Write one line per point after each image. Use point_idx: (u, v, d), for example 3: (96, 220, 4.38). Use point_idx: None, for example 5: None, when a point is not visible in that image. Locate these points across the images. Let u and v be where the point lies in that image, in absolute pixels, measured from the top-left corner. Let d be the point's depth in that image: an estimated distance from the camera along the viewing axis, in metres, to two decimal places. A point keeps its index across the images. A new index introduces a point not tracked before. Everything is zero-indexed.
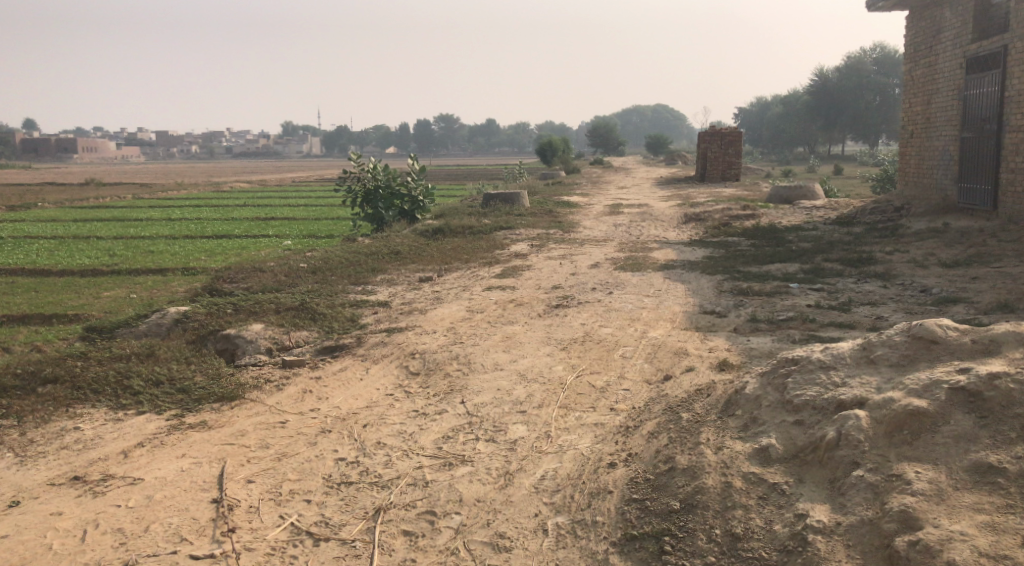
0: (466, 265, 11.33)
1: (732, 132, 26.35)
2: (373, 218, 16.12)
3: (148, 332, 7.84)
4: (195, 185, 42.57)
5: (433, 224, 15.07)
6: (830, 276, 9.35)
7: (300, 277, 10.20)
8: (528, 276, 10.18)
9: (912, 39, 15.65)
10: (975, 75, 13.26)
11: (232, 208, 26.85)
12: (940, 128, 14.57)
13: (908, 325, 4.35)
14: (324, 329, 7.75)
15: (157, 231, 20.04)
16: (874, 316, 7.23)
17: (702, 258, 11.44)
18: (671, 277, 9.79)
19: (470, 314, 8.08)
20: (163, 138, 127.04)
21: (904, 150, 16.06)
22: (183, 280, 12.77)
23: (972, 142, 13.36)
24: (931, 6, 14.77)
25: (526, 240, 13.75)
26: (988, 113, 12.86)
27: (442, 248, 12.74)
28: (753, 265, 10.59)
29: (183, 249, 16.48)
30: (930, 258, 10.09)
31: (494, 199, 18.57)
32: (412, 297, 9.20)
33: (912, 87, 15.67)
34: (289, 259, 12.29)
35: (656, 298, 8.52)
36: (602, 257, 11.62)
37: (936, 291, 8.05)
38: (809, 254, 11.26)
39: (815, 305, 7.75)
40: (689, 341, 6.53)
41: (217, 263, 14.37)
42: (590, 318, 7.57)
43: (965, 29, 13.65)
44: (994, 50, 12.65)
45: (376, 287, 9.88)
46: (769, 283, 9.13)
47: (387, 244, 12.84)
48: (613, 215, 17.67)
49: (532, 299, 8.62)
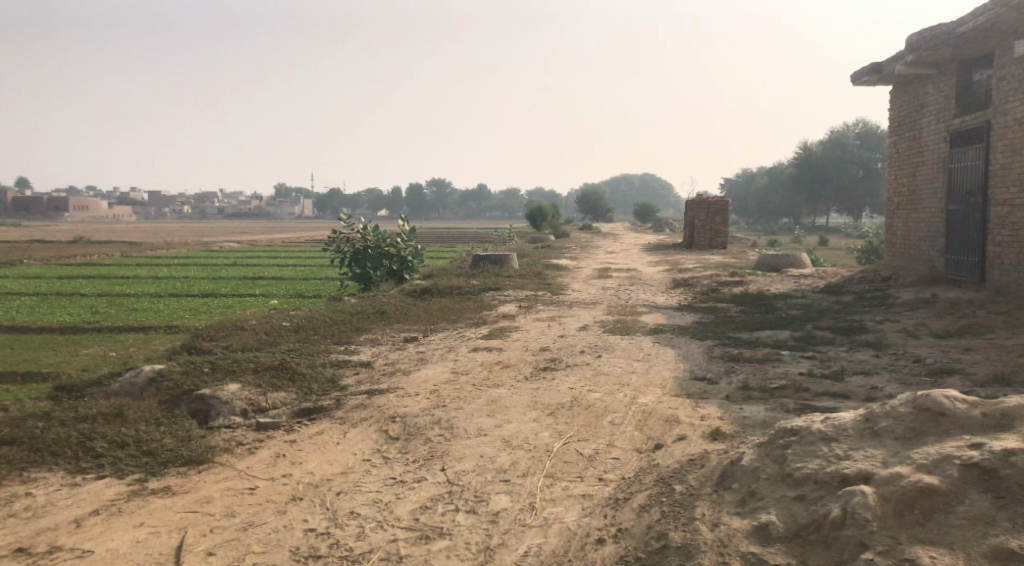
0: (452, 326, 11.12)
1: (719, 201, 26.61)
2: (360, 278, 15.95)
3: (119, 391, 7.53)
4: (183, 244, 42.45)
5: (421, 284, 14.91)
6: (821, 345, 9.19)
7: (282, 336, 9.95)
8: (515, 337, 9.99)
9: (896, 114, 15.91)
10: (960, 149, 13.43)
11: (221, 267, 26.70)
12: (926, 201, 14.69)
13: (913, 396, 4.18)
14: (302, 390, 7.47)
15: (143, 289, 19.81)
16: (869, 386, 7.04)
17: (691, 323, 11.30)
18: (661, 342, 9.61)
19: (454, 376, 7.83)
20: (154, 196, 127.44)
21: (890, 221, 16.14)
22: (164, 339, 12.47)
23: (959, 215, 13.45)
24: (914, 82, 15.06)
25: (514, 301, 13.59)
26: (973, 187, 12.99)
27: (429, 308, 12.55)
28: (743, 331, 10.46)
29: (168, 307, 16.23)
30: (922, 328, 9.99)
31: (482, 260, 18.49)
32: (396, 358, 8.95)
33: (897, 161, 15.85)
34: (273, 318, 12.06)
35: (646, 363, 8.31)
36: (591, 319, 11.47)
37: (931, 361, 7.90)
38: (799, 321, 11.16)
39: (807, 374, 7.56)
40: (680, 408, 6.31)
41: (200, 322, 14.10)
42: (578, 382, 7.34)
43: (948, 104, 13.89)
44: (977, 125, 12.86)
45: (360, 347, 9.64)
46: (760, 349, 8.97)
47: (373, 303, 12.63)
48: (602, 279, 17.61)
49: (519, 362, 8.40)
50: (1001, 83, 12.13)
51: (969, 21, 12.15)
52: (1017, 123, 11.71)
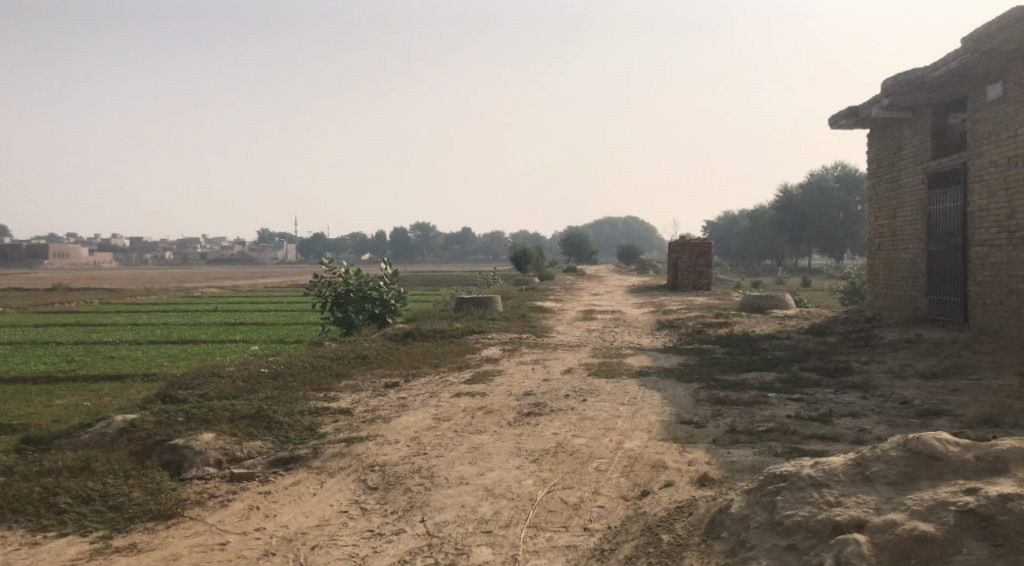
0: (435, 370, 10.96)
1: (702, 243, 26.73)
2: (342, 322, 15.80)
3: (89, 442, 7.30)
4: (164, 291, 42.02)
5: (403, 328, 14.76)
6: (807, 386, 9.11)
7: (260, 383, 9.75)
8: (498, 381, 9.84)
9: (874, 156, 16.11)
10: (938, 191, 13.57)
11: (202, 313, 26.42)
12: (907, 242, 14.79)
13: (903, 439, 4.11)
14: (279, 439, 7.26)
15: (120, 336, 19.47)
16: (857, 429, 6.95)
17: (677, 365, 11.20)
18: (647, 385, 9.49)
19: (436, 422, 7.66)
20: (137, 242, 126.81)
21: (872, 262, 16.23)
22: (139, 388, 12.20)
23: (939, 255, 13.55)
24: (891, 125, 15.30)
25: (497, 345, 13.45)
26: (952, 227, 13.11)
27: (411, 353, 12.38)
28: (729, 373, 10.37)
29: (145, 354, 15.93)
30: (907, 369, 9.94)
31: (466, 303, 18.36)
32: (376, 404, 8.77)
33: (877, 202, 16.00)
34: (252, 364, 11.85)
35: (631, 407, 8.18)
36: (575, 363, 11.35)
37: (918, 402, 7.83)
38: (784, 362, 11.09)
39: (795, 417, 7.45)
40: (667, 453, 6.18)
41: (178, 370, 13.83)
42: (563, 427, 7.19)
43: (924, 146, 14.10)
44: (954, 166, 13.04)
45: (340, 393, 9.44)
46: (746, 392, 8.87)
47: (353, 348, 12.45)
48: (586, 322, 17.53)
49: (502, 407, 8.24)
50: (976, 126, 12.33)
51: (942, 66, 12.39)
52: (993, 165, 11.87)
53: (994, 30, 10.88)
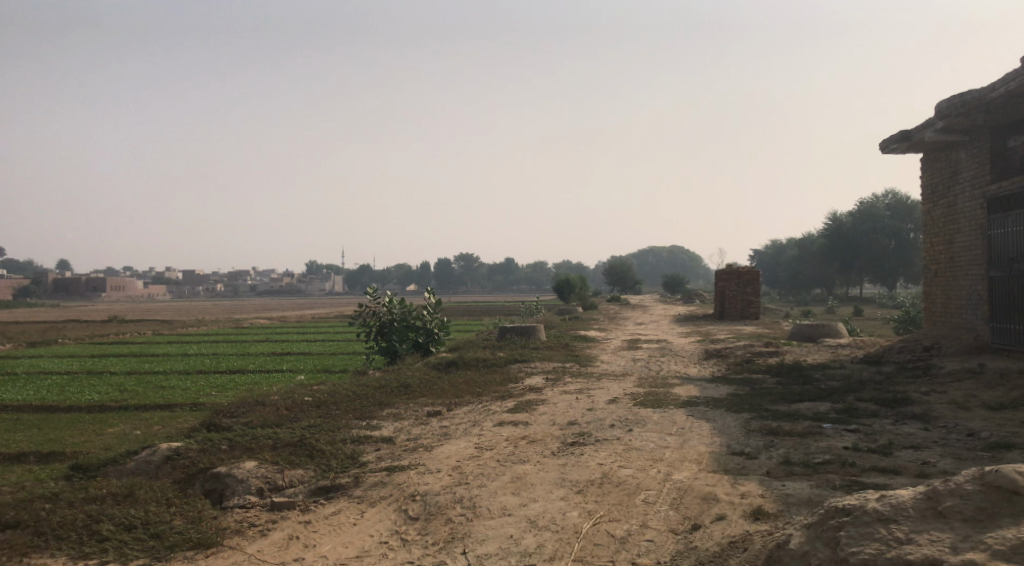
0: (478, 399, 10.82)
1: (749, 272, 26.24)
2: (386, 352, 15.79)
3: (134, 470, 7.34)
4: (215, 322, 42.87)
5: (446, 357, 14.69)
6: (865, 417, 8.73)
7: (304, 411, 9.72)
8: (543, 410, 9.65)
9: (929, 182, 15.65)
10: (999, 215, 13.09)
11: (251, 344, 26.77)
12: (966, 269, 14.27)
13: (979, 471, 3.84)
14: (321, 468, 7.19)
15: (172, 366, 19.82)
16: (920, 461, 6.59)
17: (726, 395, 10.89)
18: (695, 415, 9.21)
19: (479, 451, 7.51)
20: (190, 275, 130.10)
21: (929, 290, 15.69)
22: (188, 416, 12.30)
23: (1002, 282, 13.00)
24: (945, 149, 14.86)
25: (541, 374, 13.27)
26: (1014, 253, 12.60)
27: (455, 381, 12.28)
28: (781, 404, 10.02)
29: (195, 384, 16.13)
30: (972, 400, 9.47)
31: (510, 331, 18.24)
32: (418, 433, 8.65)
33: (933, 228, 15.51)
34: (297, 392, 11.87)
35: (680, 437, 7.92)
36: (621, 392, 11.10)
37: (985, 435, 7.43)
38: (839, 392, 10.69)
39: (853, 449, 7.11)
40: (718, 485, 5.92)
41: (226, 398, 13.94)
42: (609, 458, 6.98)
43: (982, 170, 13.64)
44: (1015, 190, 12.57)
45: (382, 422, 9.37)
46: (800, 423, 8.54)
47: (397, 377, 12.39)
48: (631, 351, 17.25)
49: (547, 437, 8.05)
50: None
51: (1000, 86, 12.01)
52: None
53: None
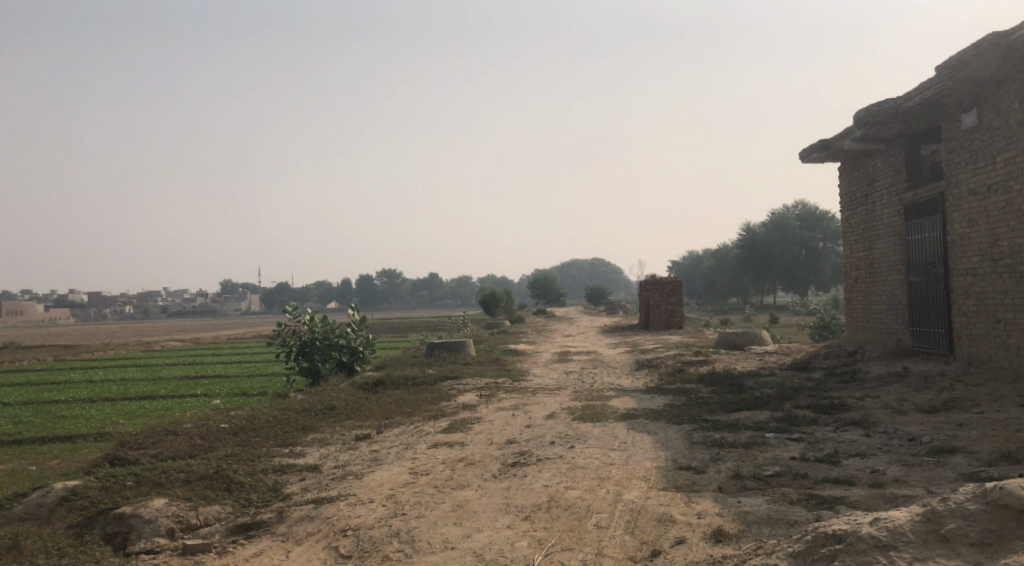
0: (408, 419, 10.28)
1: (672, 282, 26.47)
2: (309, 372, 15.03)
3: (24, 516, 6.56)
4: (124, 345, 40.72)
5: (373, 376, 14.06)
6: (805, 425, 8.60)
7: (221, 439, 8.99)
8: (478, 429, 9.20)
9: (847, 190, 15.98)
10: (915, 221, 13.40)
11: (162, 368, 25.31)
12: (885, 274, 14.57)
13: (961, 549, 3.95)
14: (239, 502, 6.53)
15: (75, 394, 18.46)
16: (870, 470, 6.44)
17: (664, 406, 10.66)
18: (636, 428, 8.90)
19: (414, 477, 7.00)
20: (95, 297, 124.08)
21: (849, 295, 15.98)
22: (91, 449, 11.30)
23: (921, 286, 13.30)
24: (863, 157, 15.18)
25: (473, 390, 12.82)
26: (932, 258, 12.88)
27: (383, 402, 11.69)
28: (720, 413, 9.85)
29: (100, 412, 14.98)
30: (905, 404, 9.50)
31: (438, 347, 17.70)
32: (347, 459, 8.06)
33: (852, 235, 15.82)
34: (212, 418, 11.07)
35: (623, 452, 7.60)
36: (557, 406, 10.75)
37: (927, 439, 7.37)
38: (775, 400, 10.62)
39: (800, 459, 6.94)
40: (673, 505, 5.59)
41: (135, 427, 12.94)
42: (553, 478, 6.59)
43: (899, 177, 13.96)
44: (930, 197, 12.89)
45: (307, 448, 8.74)
46: (743, 433, 8.34)
47: (321, 399, 11.71)
48: (562, 363, 16.98)
49: (485, 458, 7.60)
50: (951, 155, 12.20)
51: (914, 95, 12.24)
52: (971, 193, 11.71)
53: (968, 56, 10.74)
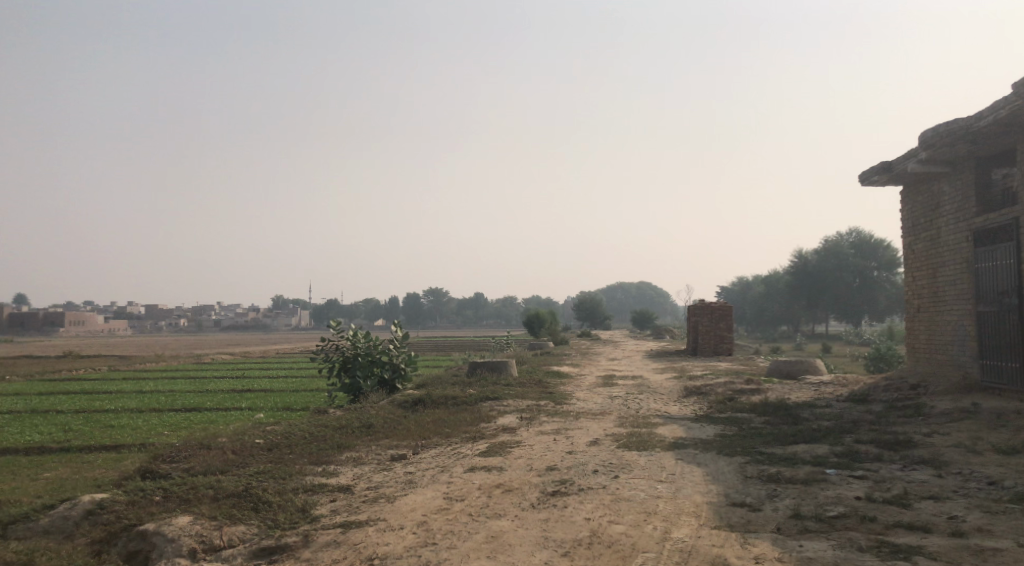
0: (446, 441, 9.92)
1: (721, 307, 25.73)
2: (350, 389, 14.81)
3: (47, 529, 6.38)
4: (175, 357, 41.47)
5: (414, 394, 13.75)
6: (868, 462, 7.99)
7: (255, 455, 8.75)
8: (518, 454, 8.80)
9: (909, 214, 15.24)
10: (986, 248, 12.63)
11: (210, 380, 25.48)
12: (951, 303, 13.77)
13: None
14: (266, 522, 6.23)
15: (124, 404, 18.58)
16: (946, 515, 5.85)
17: (714, 436, 10.11)
18: (685, 459, 8.39)
19: (448, 503, 6.63)
20: (151, 310, 127.32)
21: (911, 325, 15.18)
22: (131, 460, 11.20)
23: (991, 317, 12.51)
24: (928, 181, 14.45)
25: (515, 412, 12.41)
26: (1005, 287, 12.10)
27: (421, 421, 11.34)
28: (774, 446, 9.27)
29: (146, 423, 14.98)
30: (980, 443, 8.79)
31: (480, 367, 17.34)
32: (380, 481, 7.73)
33: (914, 262, 15.07)
34: (250, 433, 10.88)
35: (671, 485, 7.11)
36: (601, 433, 10.28)
37: (1007, 484, 6.74)
38: (834, 433, 9.98)
39: (866, 499, 6.37)
40: (727, 547, 5.11)
41: (176, 439, 12.86)
42: (596, 511, 6.16)
43: (968, 202, 13.21)
44: (1003, 222, 12.12)
45: (340, 467, 8.43)
46: (801, 468, 7.78)
47: (359, 416, 11.44)
48: (607, 387, 16.46)
49: (524, 485, 7.18)
50: None
51: (987, 114, 11.51)
52: None
53: None
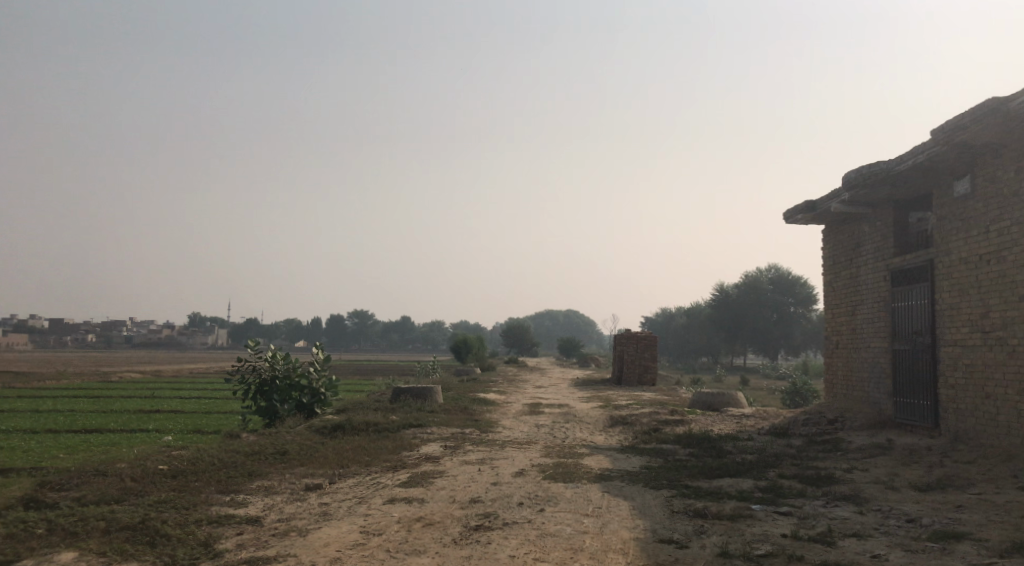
0: (365, 469, 9.49)
1: (647, 337, 25.95)
2: (266, 412, 14.14)
3: None
4: (79, 374, 39.28)
5: (333, 420, 13.22)
6: (792, 498, 7.98)
7: (157, 483, 8.15)
8: (440, 485, 8.45)
9: (830, 252, 15.65)
10: (902, 288, 13.02)
11: (116, 400, 24.12)
12: (868, 340, 14.14)
13: None
14: (163, 559, 5.73)
15: (18, 424, 17.32)
16: (870, 555, 5.82)
17: (640, 468, 9.99)
18: (611, 492, 8.22)
19: (364, 538, 6.25)
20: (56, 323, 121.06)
21: (830, 361, 15.54)
22: (20, 485, 10.34)
23: (905, 355, 12.87)
24: (850, 222, 14.88)
25: (438, 440, 12.04)
26: (919, 326, 12.47)
27: (340, 448, 10.86)
28: (700, 479, 9.21)
29: (41, 445, 13.95)
30: (898, 480, 8.92)
31: (404, 393, 16.88)
32: (293, 512, 7.27)
33: (835, 299, 15.44)
34: (154, 458, 10.19)
35: (598, 519, 6.92)
36: (526, 463, 10.03)
37: (926, 522, 6.79)
38: (758, 467, 9.99)
39: (792, 537, 6.30)
40: None
41: (72, 463, 11.98)
42: (521, 548, 5.90)
43: (886, 243, 13.62)
44: (919, 264, 12.50)
45: (250, 497, 7.92)
46: (727, 503, 7.70)
47: (274, 442, 10.87)
48: (533, 416, 16.24)
49: (446, 518, 6.86)
50: (941, 222, 11.77)
51: (908, 158, 11.83)
52: (962, 263, 11.23)
53: (967, 120, 10.26)
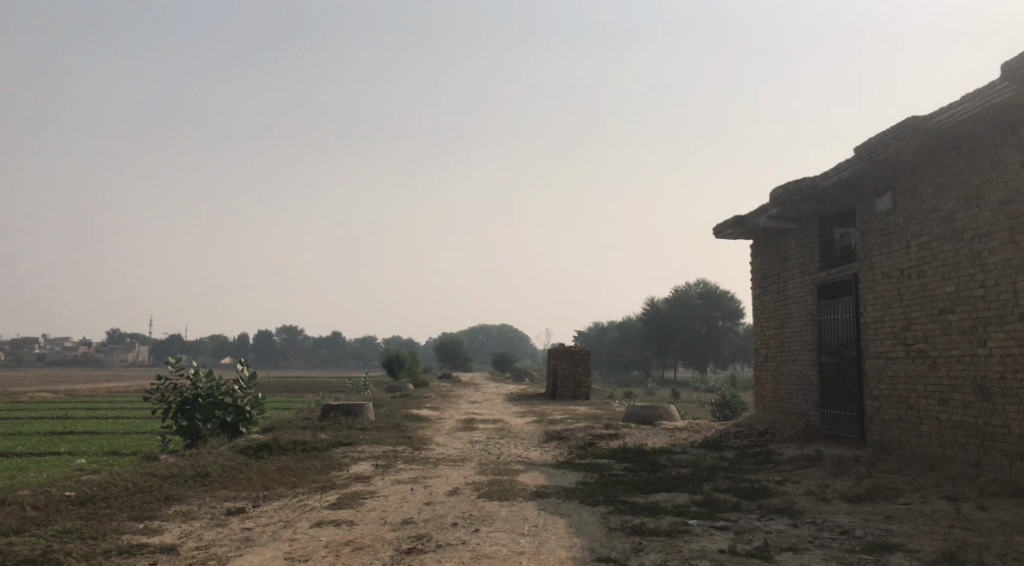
0: (292, 491, 9.08)
1: (581, 352, 26.00)
2: (187, 432, 13.49)
3: None
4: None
5: (259, 439, 12.69)
6: (728, 512, 7.95)
7: (63, 511, 7.59)
8: (371, 506, 8.14)
9: (759, 266, 15.94)
10: (828, 301, 13.31)
11: (25, 421, 22.75)
12: (796, 353, 14.40)
13: None
14: None
15: None
16: None
17: (575, 483, 9.86)
18: (547, 509, 8.04)
19: None
20: None
21: (759, 374, 15.76)
22: None
23: (832, 368, 13.14)
24: (777, 236, 15.18)
25: (369, 459, 11.68)
26: (844, 339, 12.75)
27: (265, 469, 10.39)
28: (636, 495, 9.11)
29: None
30: (828, 491, 9.02)
31: (334, 410, 16.39)
32: (213, 538, 6.85)
33: (763, 312, 15.70)
34: (61, 483, 9.54)
35: (534, 539, 6.73)
36: (460, 481, 9.78)
37: (858, 533, 6.84)
38: (692, 481, 9.98)
39: (729, 552, 6.24)
40: None
41: None
42: None
43: (812, 258, 13.92)
44: (844, 278, 12.80)
45: (165, 523, 7.45)
46: (663, 519, 7.62)
47: (194, 463, 10.34)
48: (467, 432, 15.98)
49: (377, 541, 6.57)
50: (865, 237, 12.08)
51: (832, 175, 12.11)
52: (884, 276, 11.53)
53: (888, 138, 10.55)
